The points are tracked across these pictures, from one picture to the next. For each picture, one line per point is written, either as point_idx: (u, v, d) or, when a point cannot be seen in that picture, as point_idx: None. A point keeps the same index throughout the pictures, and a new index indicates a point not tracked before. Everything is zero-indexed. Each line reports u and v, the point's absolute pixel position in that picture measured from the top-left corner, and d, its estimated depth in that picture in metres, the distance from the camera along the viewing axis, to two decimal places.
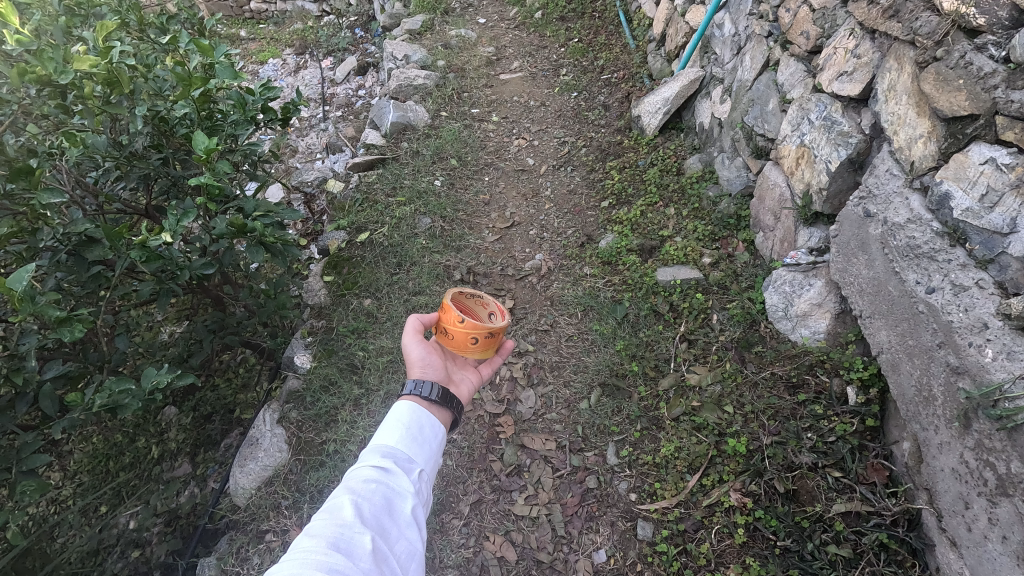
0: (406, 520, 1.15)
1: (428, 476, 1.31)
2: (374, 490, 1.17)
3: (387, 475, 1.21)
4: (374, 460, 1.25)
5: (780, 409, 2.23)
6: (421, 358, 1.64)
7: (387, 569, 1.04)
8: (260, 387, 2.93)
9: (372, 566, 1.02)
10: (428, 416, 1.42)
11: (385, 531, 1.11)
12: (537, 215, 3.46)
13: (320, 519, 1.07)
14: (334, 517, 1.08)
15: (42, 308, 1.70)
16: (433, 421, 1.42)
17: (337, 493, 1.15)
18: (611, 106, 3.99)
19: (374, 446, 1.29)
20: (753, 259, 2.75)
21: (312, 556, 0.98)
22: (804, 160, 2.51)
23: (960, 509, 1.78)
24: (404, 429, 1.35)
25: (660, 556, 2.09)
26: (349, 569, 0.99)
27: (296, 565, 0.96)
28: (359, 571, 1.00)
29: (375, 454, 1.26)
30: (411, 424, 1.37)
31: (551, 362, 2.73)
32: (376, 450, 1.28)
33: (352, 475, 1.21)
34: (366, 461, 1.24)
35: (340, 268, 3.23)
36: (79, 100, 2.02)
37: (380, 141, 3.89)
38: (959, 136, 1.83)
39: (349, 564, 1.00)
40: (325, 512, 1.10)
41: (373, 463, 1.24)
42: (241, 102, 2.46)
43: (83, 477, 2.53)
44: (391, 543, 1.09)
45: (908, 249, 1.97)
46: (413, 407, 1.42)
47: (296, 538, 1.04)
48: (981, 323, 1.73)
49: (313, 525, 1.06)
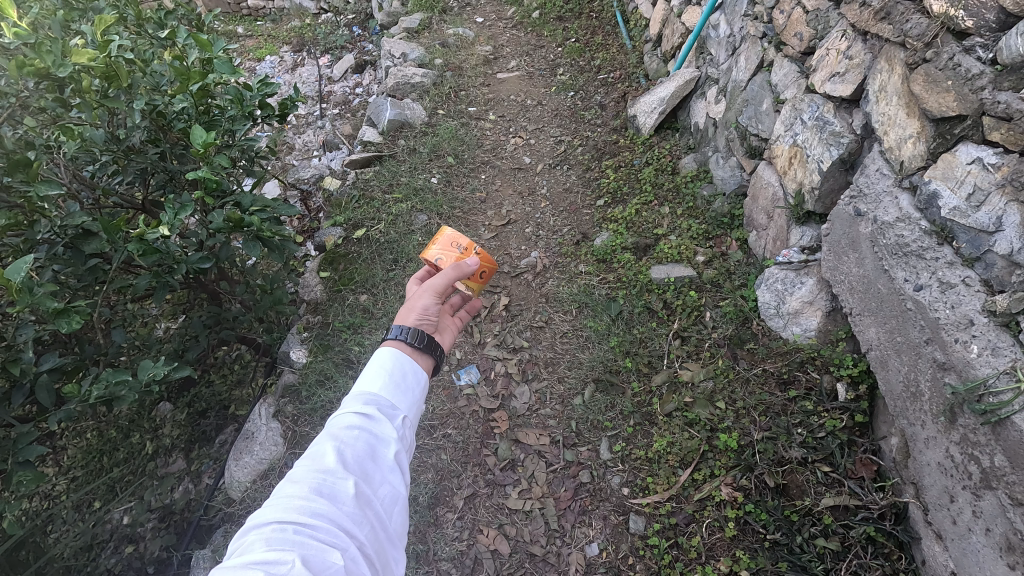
0: (390, 464, 1.16)
1: (413, 421, 1.31)
2: (357, 437, 1.17)
3: (370, 421, 1.21)
4: (357, 405, 1.23)
5: (771, 405, 2.25)
6: (423, 308, 1.63)
7: (370, 513, 1.07)
8: (254, 382, 2.91)
9: (355, 511, 1.05)
10: (412, 361, 1.40)
11: (369, 475, 1.12)
12: (533, 213, 3.48)
13: (303, 465, 1.09)
14: (317, 463, 1.09)
15: (41, 299, 1.71)
16: (415, 367, 1.39)
17: (321, 440, 1.15)
18: (608, 106, 4.02)
19: (357, 392, 1.27)
20: (746, 258, 2.78)
21: (295, 503, 1.02)
22: (796, 160, 2.54)
23: (946, 502, 1.81)
24: (387, 374, 1.33)
25: (652, 549, 2.12)
26: (332, 513, 1.02)
27: (280, 512, 0.99)
28: (341, 515, 1.03)
29: (358, 399, 1.25)
30: (395, 369, 1.35)
31: (546, 358, 2.75)
32: (359, 395, 1.26)
33: (335, 421, 1.20)
34: (348, 407, 1.23)
35: (337, 264, 3.25)
36: (77, 93, 2.04)
37: (377, 138, 3.91)
38: (947, 136, 1.87)
39: (332, 509, 1.03)
40: (308, 458, 1.11)
41: (355, 409, 1.22)
42: (239, 97, 2.47)
43: (77, 472, 2.50)
44: (375, 487, 1.12)
45: (897, 247, 2.01)
46: (395, 353, 1.39)
47: (281, 483, 1.07)
48: (967, 319, 1.76)
49: (296, 472, 1.08)
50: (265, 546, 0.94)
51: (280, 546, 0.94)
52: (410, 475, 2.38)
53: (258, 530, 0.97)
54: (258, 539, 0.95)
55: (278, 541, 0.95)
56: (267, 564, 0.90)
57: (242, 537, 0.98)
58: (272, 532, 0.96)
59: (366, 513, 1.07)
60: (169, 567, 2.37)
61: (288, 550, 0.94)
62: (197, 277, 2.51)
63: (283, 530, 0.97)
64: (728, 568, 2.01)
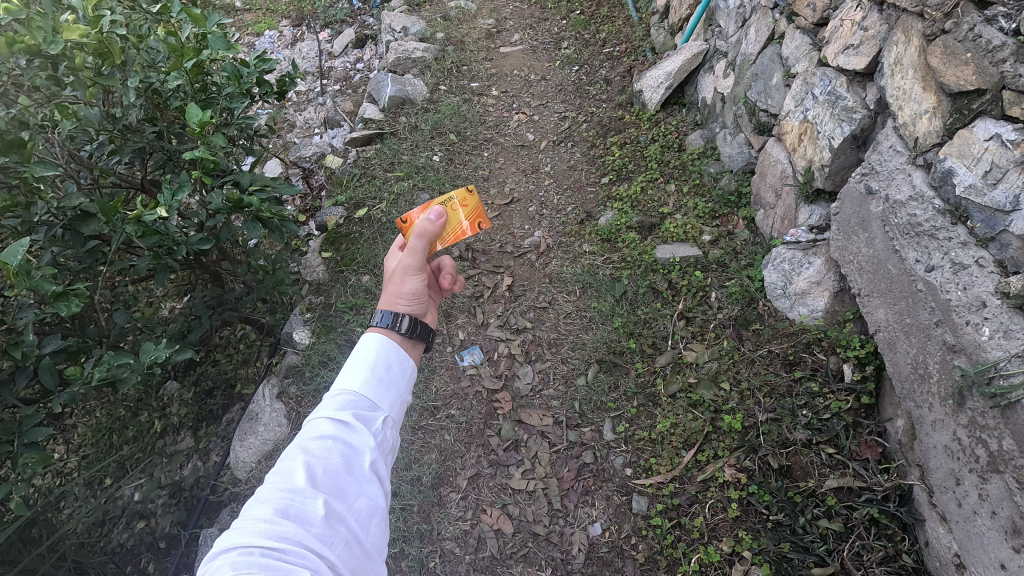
0: (366, 478, 1.15)
1: (394, 422, 1.29)
2: (330, 447, 1.15)
3: (346, 430, 1.19)
4: (332, 412, 1.21)
5: (776, 386, 2.24)
6: (411, 291, 1.57)
7: (342, 530, 1.06)
8: (259, 362, 2.93)
9: (325, 529, 1.03)
10: (396, 353, 1.37)
11: (343, 491, 1.11)
12: (537, 191, 3.42)
13: (272, 480, 1.08)
14: (287, 480, 1.08)
15: (39, 282, 1.70)
16: (402, 359, 1.38)
17: (292, 453, 1.13)
18: (613, 81, 3.92)
19: (335, 395, 1.25)
20: (753, 237, 2.73)
21: (262, 524, 1.00)
22: (807, 136, 2.47)
23: (951, 485, 1.80)
24: (370, 372, 1.30)
25: (654, 529, 2.13)
26: (300, 535, 1.00)
27: (248, 534, 0.98)
28: (310, 536, 1.01)
29: (332, 405, 1.23)
30: (374, 367, 1.32)
31: (550, 339, 2.73)
32: (334, 399, 1.24)
33: (309, 429, 1.18)
34: (324, 413, 1.21)
35: (338, 243, 3.21)
36: (70, 71, 2.01)
37: (378, 115, 3.84)
38: (964, 111, 1.80)
39: (301, 530, 1.01)
40: (277, 475, 1.09)
41: (331, 416, 1.20)
42: (236, 74, 2.41)
43: (87, 450, 2.56)
44: (350, 502, 1.10)
45: (909, 227, 1.96)
46: (383, 344, 1.37)
47: (249, 501, 1.05)
48: (979, 301, 1.72)
49: (266, 490, 1.06)
50: (230, 570, 0.93)
51: (245, 569, 0.93)
52: (413, 456, 2.39)
53: (225, 553, 0.96)
54: (224, 563, 0.94)
55: (244, 565, 0.93)
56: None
57: (208, 561, 0.96)
58: (239, 556, 0.95)
59: (339, 530, 1.05)
60: (179, 543, 2.41)
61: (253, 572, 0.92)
62: (197, 258, 2.49)
63: (249, 553, 0.95)
64: (730, 549, 2.01)
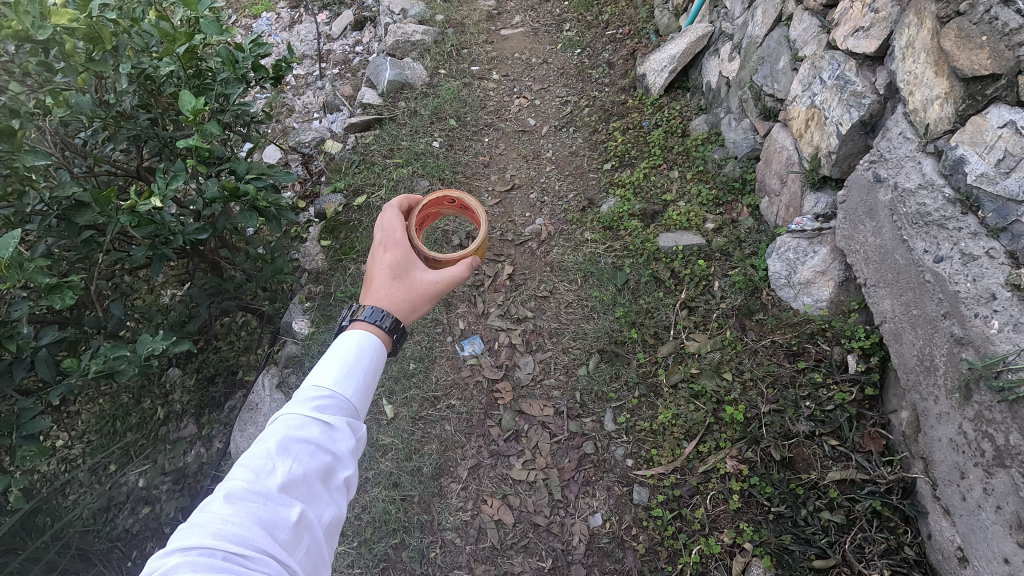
0: (337, 483, 1.13)
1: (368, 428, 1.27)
2: (310, 449, 1.12)
3: (324, 429, 1.16)
4: (314, 409, 1.18)
5: (779, 376, 2.22)
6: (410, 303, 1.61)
7: (307, 537, 1.04)
8: (260, 351, 2.92)
9: (291, 536, 1.02)
10: (378, 360, 1.36)
11: (313, 495, 1.09)
12: (538, 177, 3.38)
13: (241, 475, 1.04)
14: (262, 478, 1.04)
15: (32, 275, 1.68)
16: (379, 359, 1.37)
17: (268, 447, 1.09)
18: (616, 64, 3.84)
19: (318, 392, 1.21)
20: (757, 225, 2.68)
21: (230, 523, 0.96)
22: (813, 122, 2.42)
23: (955, 478, 1.78)
24: (354, 375, 1.28)
25: (655, 520, 2.12)
26: (268, 540, 0.98)
27: (211, 533, 0.95)
28: (275, 542, 0.99)
29: (310, 401, 1.19)
30: (355, 367, 1.29)
31: (551, 328, 2.71)
32: (312, 395, 1.20)
33: (289, 423, 1.14)
34: (307, 410, 1.17)
35: (337, 232, 3.17)
36: (61, 57, 1.96)
37: (377, 100, 3.78)
38: (978, 97, 1.76)
39: (269, 535, 0.99)
40: (250, 469, 1.05)
41: (314, 415, 1.17)
42: (231, 59, 2.35)
43: (92, 436, 2.60)
44: (318, 508, 1.09)
45: (917, 216, 1.92)
46: (372, 350, 1.35)
47: (214, 493, 1.01)
48: (989, 293, 1.69)
49: (236, 484, 1.02)
50: (190, 571, 0.90)
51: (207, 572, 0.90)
52: (414, 447, 2.39)
53: (184, 551, 0.93)
54: (184, 561, 0.91)
55: (204, 568, 0.91)
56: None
57: (164, 555, 0.93)
58: (200, 556, 0.92)
59: (303, 537, 1.04)
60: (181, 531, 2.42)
61: None
62: (194, 248, 2.46)
63: (212, 554, 0.93)
64: (731, 540, 2.01)
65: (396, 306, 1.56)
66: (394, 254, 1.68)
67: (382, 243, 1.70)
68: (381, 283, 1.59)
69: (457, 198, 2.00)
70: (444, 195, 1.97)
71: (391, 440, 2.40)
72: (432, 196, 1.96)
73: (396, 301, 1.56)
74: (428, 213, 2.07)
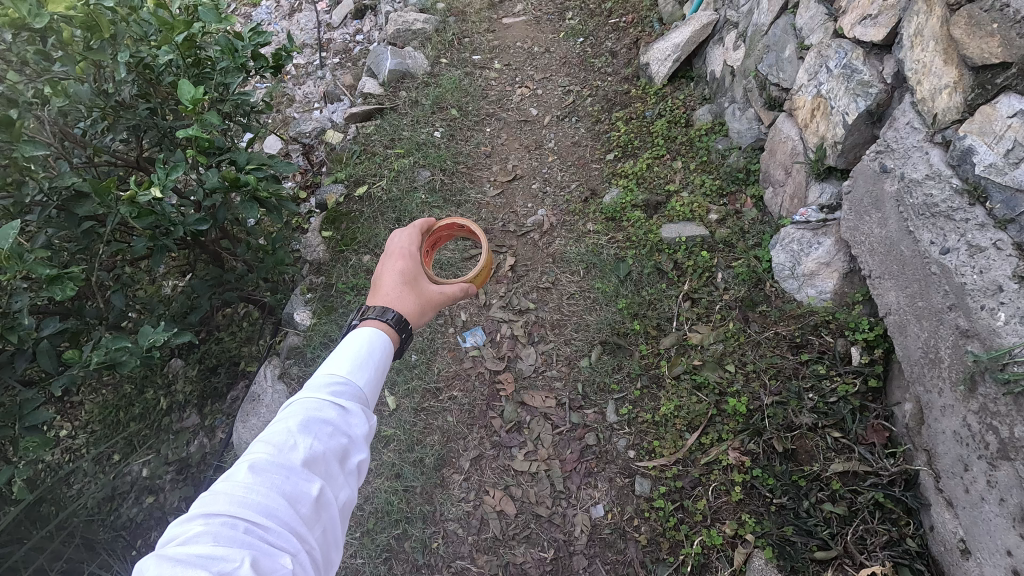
0: (354, 465, 1.12)
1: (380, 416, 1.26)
2: (329, 429, 1.11)
3: (342, 412, 1.15)
4: (331, 394, 1.17)
5: (782, 368, 2.21)
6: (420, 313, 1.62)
7: (325, 516, 1.03)
8: (262, 341, 2.92)
9: (310, 513, 1.00)
10: (387, 354, 1.36)
11: (330, 475, 1.07)
12: (540, 168, 3.35)
13: (262, 450, 1.03)
14: (283, 454, 1.03)
15: (33, 266, 1.66)
16: (388, 357, 1.37)
17: (288, 425, 1.08)
18: (619, 53, 3.80)
19: (335, 378, 1.21)
20: (761, 216, 2.66)
21: (252, 495, 0.95)
22: (819, 112, 2.39)
23: (959, 470, 1.77)
24: (366, 366, 1.28)
25: (657, 511, 2.12)
26: (287, 514, 0.96)
27: (233, 504, 0.93)
28: (295, 517, 0.97)
29: (327, 385, 1.19)
30: (366, 360, 1.29)
31: (553, 320, 2.70)
32: (328, 380, 1.20)
33: (307, 404, 1.13)
34: (325, 394, 1.16)
35: (338, 223, 3.16)
36: (59, 45, 1.94)
37: (378, 90, 3.76)
38: (987, 86, 1.73)
39: (290, 510, 0.97)
40: (271, 445, 1.04)
41: (332, 398, 1.16)
42: (230, 47, 2.32)
43: (96, 426, 2.63)
44: (335, 488, 1.07)
45: (924, 207, 1.90)
46: (381, 346, 1.36)
47: (235, 467, 1.00)
48: (995, 285, 1.68)
49: (257, 458, 1.01)
50: (211, 540, 0.88)
51: (229, 543, 0.89)
52: (416, 438, 2.39)
53: (205, 520, 0.91)
54: (205, 531, 0.89)
55: (226, 539, 0.89)
56: (212, 560, 0.86)
57: (184, 524, 0.91)
58: (221, 526, 0.91)
59: (321, 516, 1.02)
60: None
61: (236, 549, 0.88)
62: (195, 239, 2.45)
63: (233, 525, 0.91)
64: (732, 531, 2.01)
65: (406, 310, 1.56)
66: (405, 263, 1.70)
67: (394, 253, 1.73)
68: (393, 287, 1.60)
69: (466, 225, 2.12)
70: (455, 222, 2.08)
71: (393, 431, 2.40)
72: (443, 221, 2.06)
73: (407, 305, 1.57)
74: (437, 237, 2.16)
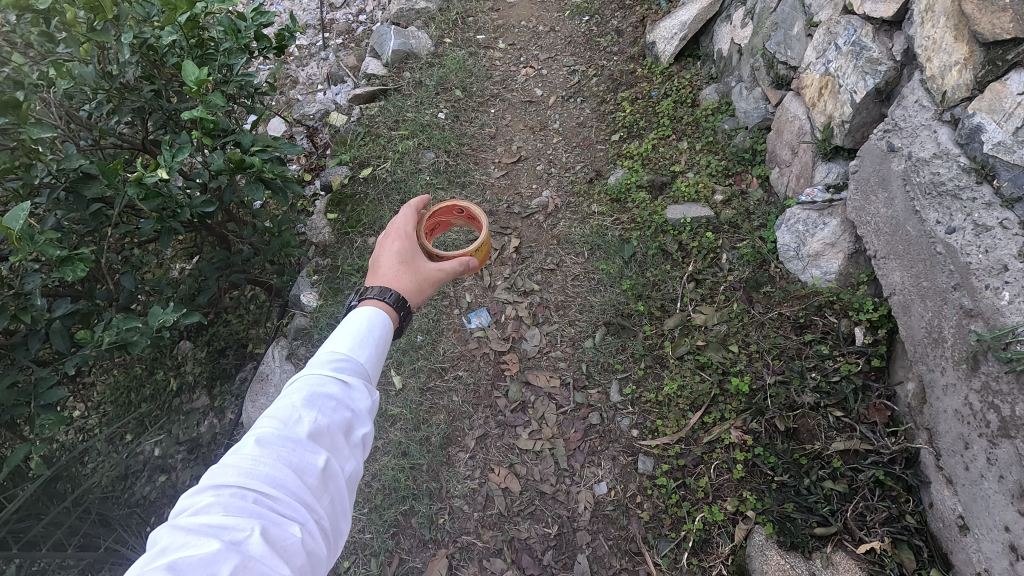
0: (358, 438, 1.14)
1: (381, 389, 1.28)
2: (333, 404, 1.13)
3: (344, 387, 1.17)
4: (334, 370, 1.19)
5: (785, 348, 2.22)
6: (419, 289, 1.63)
7: (332, 486, 1.05)
8: (270, 323, 2.96)
9: (318, 484, 1.02)
10: (386, 331, 1.38)
11: (336, 447, 1.09)
12: (545, 149, 3.34)
13: (268, 424, 1.06)
14: (288, 428, 1.05)
15: (43, 247, 1.69)
16: (388, 335, 1.39)
17: (292, 400, 1.10)
18: (625, 31, 3.74)
19: (336, 355, 1.22)
20: (767, 197, 2.65)
21: (259, 467, 0.98)
22: (827, 90, 2.37)
23: (959, 449, 1.79)
24: (366, 342, 1.30)
25: (659, 489, 2.16)
26: (295, 485, 0.99)
27: (241, 476, 0.96)
28: (302, 487, 0.99)
29: (328, 362, 1.21)
30: (367, 337, 1.31)
31: (557, 301, 2.72)
32: (330, 357, 1.22)
33: (310, 380, 1.15)
34: (326, 370, 1.18)
35: (343, 205, 3.17)
36: (62, 26, 1.93)
37: (381, 71, 3.73)
38: (998, 63, 1.71)
39: (297, 480, 1.00)
40: (276, 420, 1.06)
41: (334, 375, 1.18)
42: (233, 28, 2.31)
43: (107, 407, 2.68)
44: (341, 460, 1.09)
45: (930, 186, 1.88)
46: (380, 323, 1.37)
47: (242, 440, 1.03)
48: (1001, 265, 1.67)
49: (263, 432, 1.03)
50: (222, 510, 0.91)
51: (239, 513, 0.92)
52: (422, 417, 2.42)
53: (215, 491, 0.94)
54: (215, 502, 0.92)
55: (236, 509, 0.92)
56: (223, 529, 0.89)
57: (195, 495, 0.94)
58: (231, 496, 0.93)
59: (328, 486, 1.05)
60: None
61: (245, 518, 0.91)
62: (202, 221, 2.47)
63: (242, 496, 0.94)
64: (734, 508, 2.04)
65: (404, 288, 1.57)
66: (402, 243, 1.71)
67: (391, 234, 1.74)
68: (391, 268, 1.62)
69: (466, 208, 2.12)
70: (454, 205, 2.10)
71: (399, 410, 2.44)
72: (443, 204, 2.08)
73: (404, 284, 1.58)
74: (437, 222, 2.18)
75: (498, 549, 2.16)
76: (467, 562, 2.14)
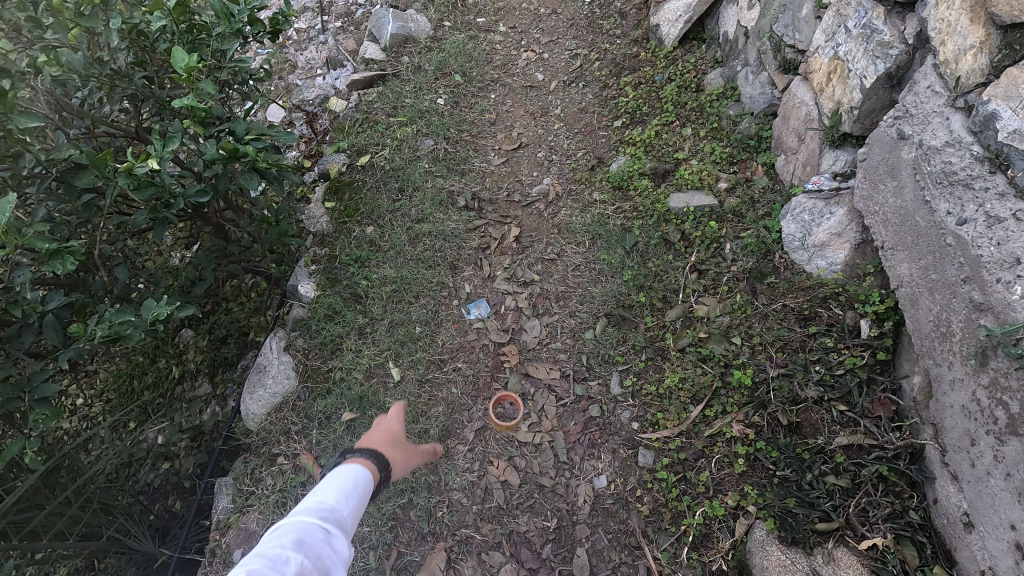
0: None
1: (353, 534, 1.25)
2: (315, 549, 1.10)
3: (326, 535, 1.15)
4: (316, 521, 1.17)
5: (789, 341, 2.18)
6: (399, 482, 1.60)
7: None
8: (269, 312, 2.94)
9: None
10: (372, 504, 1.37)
11: None
12: (546, 135, 3.28)
13: (254, 562, 1.02)
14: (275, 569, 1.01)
15: (31, 240, 1.65)
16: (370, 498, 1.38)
17: (277, 543, 1.07)
18: (628, 14, 3.65)
19: (318, 510, 1.20)
20: (772, 185, 2.59)
21: None
22: (835, 75, 2.31)
23: (966, 445, 1.75)
24: (349, 503, 1.29)
25: (659, 483, 2.14)
26: None
27: None
28: None
29: (308, 513, 1.19)
30: (346, 494, 1.30)
31: (558, 292, 2.68)
32: (311, 510, 1.20)
33: (293, 528, 1.12)
34: (310, 521, 1.16)
35: (341, 193, 3.07)
36: (49, 11, 1.88)
37: (380, 55, 3.66)
38: (1016, 47, 1.67)
39: None
40: (263, 561, 1.02)
41: (317, 524, 1.16)
42: (225, 11, 2.21)
43: (111, 395, 2.71)
44: None
45: (941, 175, 1.82)
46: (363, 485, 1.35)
47: None
48: (1013, 258, 1.62)
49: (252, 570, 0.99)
50: None
51: None
52: (420, 409, 2.40)
53: None
54: None
55: None
56: None
57: None
58: None
59: None
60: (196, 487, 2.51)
61: None
62: (197, 210, 2.43)
63: None
64: (735, 503, 2.02)
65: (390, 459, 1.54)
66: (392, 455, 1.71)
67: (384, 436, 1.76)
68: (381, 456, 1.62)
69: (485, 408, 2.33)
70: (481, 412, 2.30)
71: (398, 402, 2.41)
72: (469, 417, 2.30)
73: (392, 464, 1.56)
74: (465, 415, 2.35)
75: (497, 543, 2.14)
76: (466, 555, 2.12)
